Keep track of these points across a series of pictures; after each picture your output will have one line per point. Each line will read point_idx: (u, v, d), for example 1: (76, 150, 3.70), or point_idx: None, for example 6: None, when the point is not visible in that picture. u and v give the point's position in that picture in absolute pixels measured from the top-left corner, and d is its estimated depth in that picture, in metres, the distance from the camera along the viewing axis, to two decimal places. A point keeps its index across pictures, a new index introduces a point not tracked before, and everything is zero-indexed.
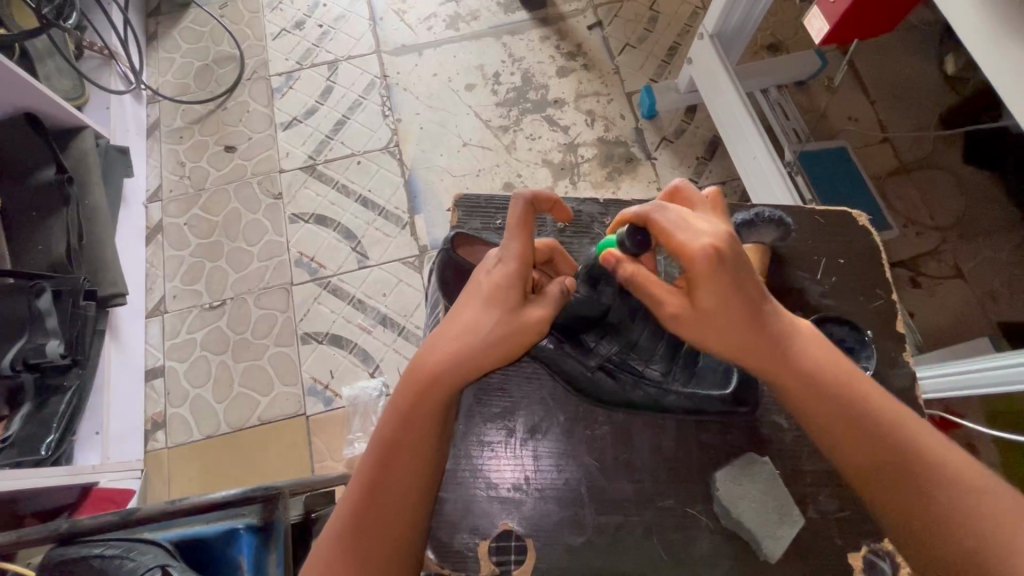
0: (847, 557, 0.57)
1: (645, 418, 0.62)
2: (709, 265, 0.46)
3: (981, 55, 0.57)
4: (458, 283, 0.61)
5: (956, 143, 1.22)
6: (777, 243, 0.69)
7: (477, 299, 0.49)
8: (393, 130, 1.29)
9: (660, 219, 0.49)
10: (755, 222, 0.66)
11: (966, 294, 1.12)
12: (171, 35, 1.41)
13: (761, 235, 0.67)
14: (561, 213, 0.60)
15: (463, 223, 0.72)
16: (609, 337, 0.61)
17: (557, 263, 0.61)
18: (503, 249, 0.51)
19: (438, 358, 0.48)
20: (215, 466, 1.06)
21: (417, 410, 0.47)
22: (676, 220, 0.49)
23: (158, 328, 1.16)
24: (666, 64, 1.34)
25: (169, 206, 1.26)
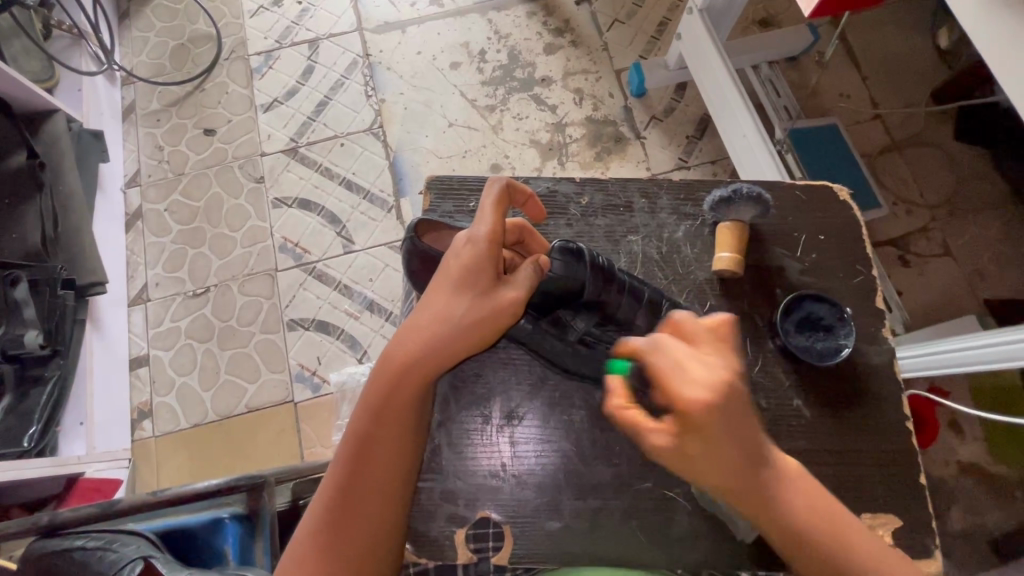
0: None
1: None
2: (710, 416, 0.38)
3: (973, 27, 0.55)
4: (426, 271, 0.60)
5: (948, 118, 1.20)
6: (755, 220, 0.68)
7: (447, 284, 0.48)
8: (376, 111, 1.26)
9: (658, 363, 0.39)
10: (733, 198, 0.65)
11: (954, 272, 1.12)
12: (143, 14, 1.36)
13: (740, 213, 0.66)
14: (535, 211, 0.60)
15: (437, 205, 0.70)
16: (585, 312, 0.60)
17: (528, 242, 0.60)
18: (471, 232, 0.50)
19: (410, 348, 0.47)
20: (203, 454, 1.05)
21: (390, 402, 0.47)
22: (673, 366, 0.39)
23: (141, 317, 1.14)
24: (656, 40, 1.31)
25: (148, 191, 1.23)
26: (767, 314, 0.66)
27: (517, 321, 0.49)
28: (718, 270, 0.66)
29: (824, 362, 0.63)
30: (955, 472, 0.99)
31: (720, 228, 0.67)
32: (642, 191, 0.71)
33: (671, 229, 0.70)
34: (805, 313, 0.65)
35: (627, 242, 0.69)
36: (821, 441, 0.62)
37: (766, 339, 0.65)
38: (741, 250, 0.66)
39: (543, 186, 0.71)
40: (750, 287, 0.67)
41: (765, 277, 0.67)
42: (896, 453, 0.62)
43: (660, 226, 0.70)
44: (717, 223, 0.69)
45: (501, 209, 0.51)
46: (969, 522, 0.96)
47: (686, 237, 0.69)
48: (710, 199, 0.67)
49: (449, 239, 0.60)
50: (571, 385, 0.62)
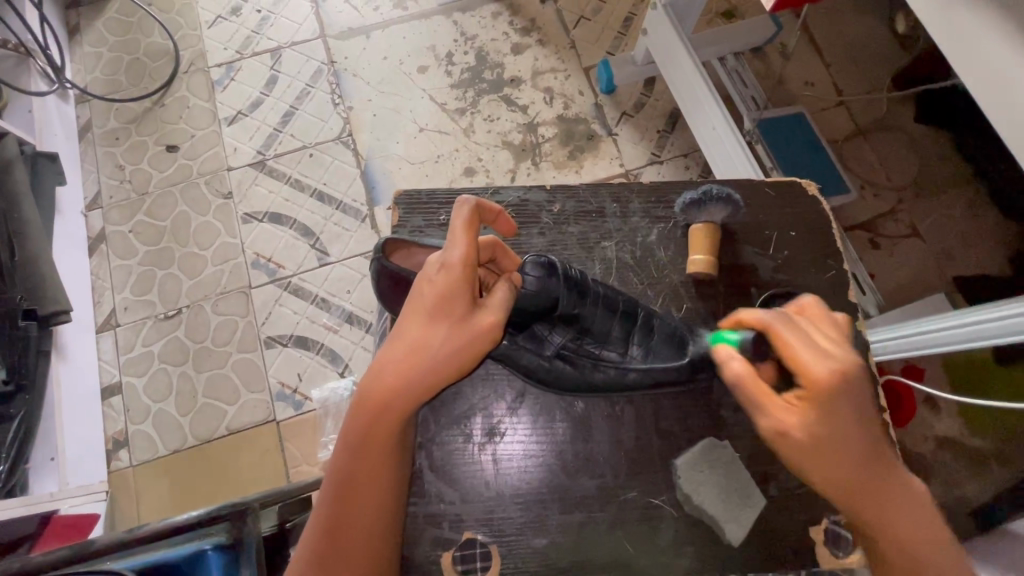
0: (810, 531, 0.58)
1: (603, 410, 0.61)
2: (835, 386, 0.44)
3: (931, 24, 0.56)
4: (396, 292, 0.59)
5: (909, 102, 1.23)
6: (727, 220, 0.69)
7: (422, 312, 0.47)
8: (344, 118, 1.24)
9: (788, 337, 0.46)
10: (705, 200, 0.65)
11: (923, 252, 1.15)
12: (95, 28, 1.31)
13: (711, 213, 0.66)
14: (504, 225, 0.60)
15: (406, 221, 0.69)
16: (560, 326, 0.60)
17: (500, 260, 0.59)
18: (444, 256, 0.49)
19: (387, 382, 0.45)
20: (185, 481, 1.02)
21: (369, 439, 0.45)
22: (805, 340, 0.46)
23: (111, 343, 1.10)
24: (622, 36, 1.31)
25: (110, 212, 1.19)
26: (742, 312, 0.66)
27: (497, 345, 0.48)
28: (693, 272, 0.66)
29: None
30: (934, 448, 1.02)
31: (693, 231, 0.67)
32: (612, 195, 0.71)
33: (645, 233, 0.69)
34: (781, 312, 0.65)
35: (601, 249, 0.69)
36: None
37: None
38: (714, 251, 0.66)
39: (515, 197, 0.70)
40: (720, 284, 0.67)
41: (732, 274, 0.68)
42: None
43: (634, 231, 0.69)
44: (689, 224, 0.69)
45: (473, 229, 0.50)
46: (948, 496, 0.99)
47: (660, 241, 0.69)
48: (682, 202, 0.67)
49: (419, 257, 0.60)
50: (550, 398, 0.62)
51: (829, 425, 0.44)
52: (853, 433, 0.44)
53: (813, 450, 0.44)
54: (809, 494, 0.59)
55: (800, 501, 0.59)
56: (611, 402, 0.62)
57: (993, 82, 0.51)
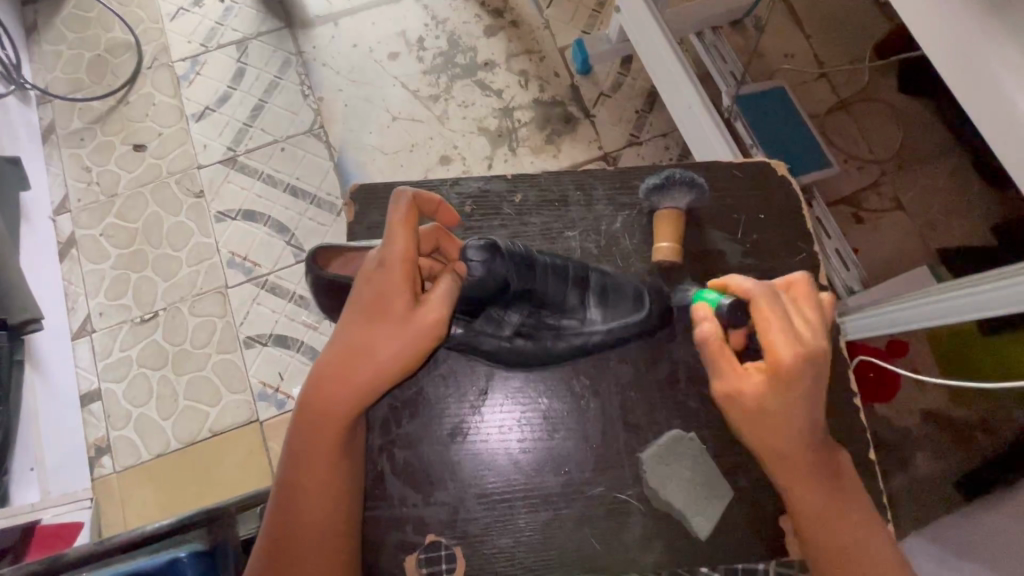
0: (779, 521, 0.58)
1: (568, 405, 0.61)
2: (797, 363, 0.46)
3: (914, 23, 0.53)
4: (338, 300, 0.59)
5: (890, 72, 1.21)
6: (691, 206, 0.66)
7: (361, 313, 0.47)
8: (315, 110, 1.21)
9: (768, 308, 0.48)
10: (668, 184, 0.64)
11: (905, 225, 1.14)
12: (53, 25, 1.27)
13: (675, 200, 0.64)
14: (445, 212, 0.58)
15: (363, 218, 0.67)
16: (516, 305, 0.58)
17: (445, 248, 0.59)
18: (383, 254, 0.48)
19: (326, 385, 0.46)
20: (168, 485, 1.02)
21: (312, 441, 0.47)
22: (784, 312, 0.48)
23: (88, 350, 1.09)
24: (597, 14, 1.27)
25: (80, 216, 1.16)
26: None
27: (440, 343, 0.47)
28: (659, 260, 0.64)
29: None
30: (918, 422, 1.02)
31: (658, 218, 0.64)
32: (577, 181, 0.68)
33: (609, 221, 0.67)
34: None
35: (565, 239, 0.66)
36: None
37: None
38: (680, 238, 0.64)
39: (474, 187, 0.67)
40: (688, 271, 0.65)
41: (701, 261, 0.65)
42: (845, 426, 0.62)
43: (598, 219, 0.67)
44: (654, 210, 0.66)
45: (409, 221, 0.49)
46: (932, 469, 0.99)
47: (625, 228, 0.67)
48: (645, 187, 0.65)
49: (356, 262, 0.59)
50: (514, 395, 0.61)
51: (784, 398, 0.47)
52: (800, 411, 0.48)
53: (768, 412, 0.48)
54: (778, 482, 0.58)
55: (769, 489, 0.58)
56: (575, 395, 0.61)
57: (960, 53, 0.49)
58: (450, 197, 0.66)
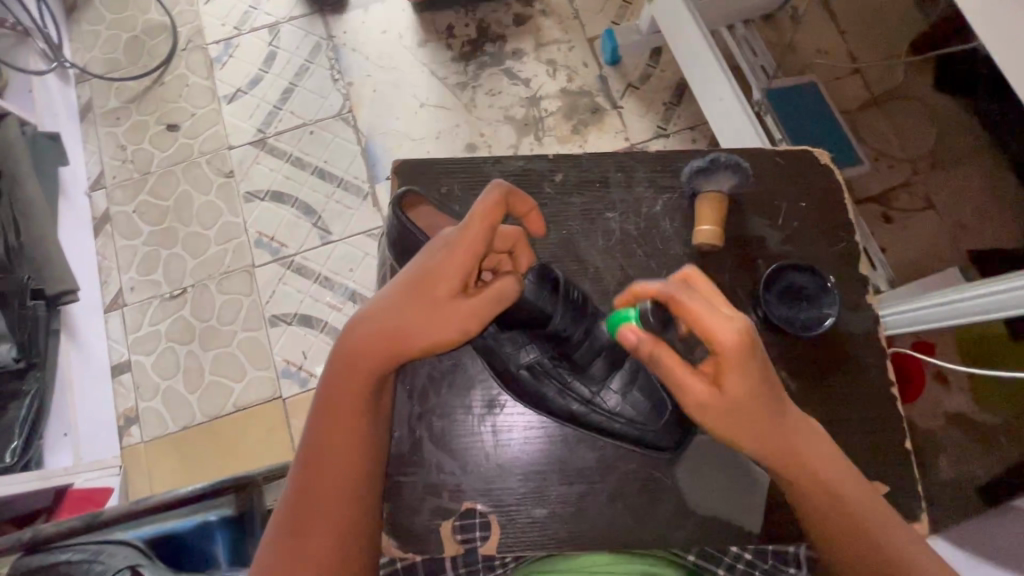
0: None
1: None
2: (741, 349, 0.41)
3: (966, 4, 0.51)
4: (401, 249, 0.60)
5: (927, 69, 1.19)
6: (736, 190, 0.66)
7: (410, 283, 0.48)
8: (344, 94, 1.22)
9: (688, 302, 0.41)
10: (713, 167, 0.63)
11: (937, 225, 1.12)
12: (92, 6, 1.30)
13: (719, 183, 0.64)
14: (534, 223, 0.55)
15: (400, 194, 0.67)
16: (542, 340, 0.58)
17: (517, 255, 0.56)
18: (449, 235, 0.48)
19: (363, 342, 0.48)
20: (194, 456, 1.04)
21: (342, 402, 0.49)
22: (702, 302, 0.42)
23: (119, 323, 1.12)
24: (628, 5, 1.27)
25: (114, 192, 1.19)
26: (749, 286, 0.64)
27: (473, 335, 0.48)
28: (700, 244, 0.64)
29: (808, 333, 0.62)
30: (944, 424, 1.00)
31: (699, 201, 0.65)
32: (616, 164, 0.68)
33: (649, 204, 0.67)
34: (790, 285, 0.63)
35: (604, 220, 0.66)
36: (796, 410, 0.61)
37: (747, 311, 0.63)
38: (722, 222, 0.64)
39: (517, 165, 0.68)
40: (726, 256, 0.65)
41: (740, 247, 0.65)
42: (876, 416, 0.62)
43: (637, 202, 0.67)
44: (695, 194, 0.66)
45: (486, 215, 0.47)
46: (957, 471, 0.98)
47: (665, 211, 0.67)
48: (688, 170, 0.65)
49: (431, 215, 0.61)
50: None
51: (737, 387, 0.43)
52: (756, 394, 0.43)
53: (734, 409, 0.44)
54: None
55: None
56: None
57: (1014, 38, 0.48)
58: (493, 175, 0.67)
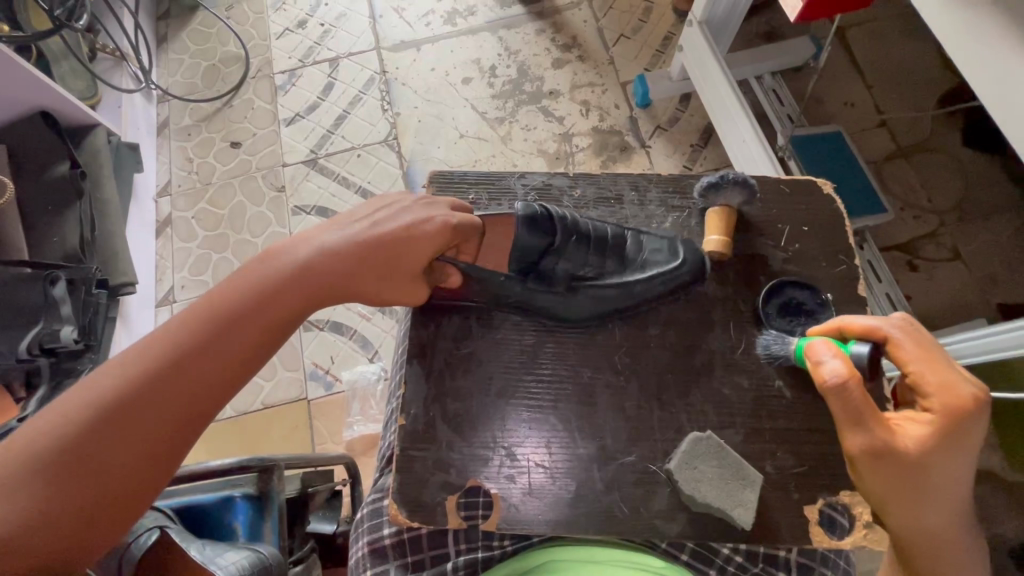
0: (803, 509, 0.57)
1: (607, 381, 0.62)
2: (968, 411, 0.48)
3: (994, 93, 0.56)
4: None
5: (954, 124, 1.21)
6: (744, 207, 0.68)
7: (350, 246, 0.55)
8: (392, 123, 1.33)
9: (905, 352, 0.51)
10: (721, 184, 0.65)
11: (963, 276, 1.11)
12: (180, 38, 1.46)
13: (728, 197, 0.66)
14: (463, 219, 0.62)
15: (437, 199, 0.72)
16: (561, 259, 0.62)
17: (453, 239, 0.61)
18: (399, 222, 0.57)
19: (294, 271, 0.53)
20: (219, 445, 1.10)
21: (217, 341, 0.49)
22: (921, 357, 0.51)
23: (167, 317, 1.21)
24: (660, 54, 1.35)
25: (177, 200, 1.31)
26: (750, 299, 0.65)
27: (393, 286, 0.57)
28: (707, 253, 0.65)
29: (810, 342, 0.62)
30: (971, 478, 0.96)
31: (708, 215, 0.67)
32: (632, 184, 0.71)
33: (658, 220, 0.69)
34: (790, 297, 0.64)
35: None
36: (801, 418, 0.60)
37: (749, 326, 0.63)
38: (729, 234, 0.66)
39: (539, 180, 0.72)
40: (732, 272, 0.66)
41: (744, 263, 0.66)
42: None
43: (648, 218, 0.70)
44: (706, 210, 0.69)
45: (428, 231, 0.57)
46: None
47: (674, 228, 0.69)
48: (700, 186, 0.67)
49: None
50: (560, 367, 0.62)
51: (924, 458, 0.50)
52: (947, 465, 0.48)
53: (919, 459, 0.48)
54: (808, 475, 0.58)
55: (797, 484, 0.57)
56: (617, 372, 0.62)
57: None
58: (516, 187, 0.72)
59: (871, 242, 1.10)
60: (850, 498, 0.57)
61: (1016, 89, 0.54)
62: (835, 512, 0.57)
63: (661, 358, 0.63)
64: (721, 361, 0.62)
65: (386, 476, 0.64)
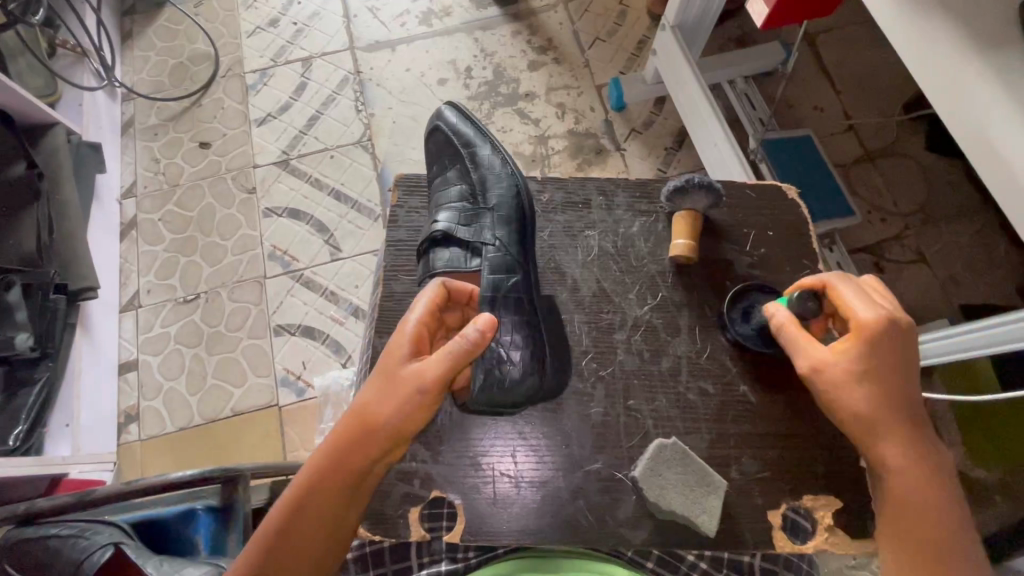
0: (766, 513, 0.57)
1: (573, 388, 0.61)
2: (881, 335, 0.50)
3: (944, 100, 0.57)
4: (402, 257, 0.67)
5: (916, 130, 1.24)
6: (710, 211, 0.68)
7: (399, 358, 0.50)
8: (366, 124, 1.31)
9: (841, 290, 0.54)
10: (688, 187, 0.65)
11: (925, 278, 1.14)
12: (147, 34, 1.42)
13: (694, 202, 0.66)
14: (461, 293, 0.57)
15: (403, 202, 0.70)
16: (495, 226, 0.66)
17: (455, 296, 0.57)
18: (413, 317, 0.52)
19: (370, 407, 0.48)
20: (187, 454, 1.07)
21: (319, 499, 0.47)
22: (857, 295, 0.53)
23: (133, 323, 1.17)
24: (635, 57, 1.36)
25: (143, 201, 1.27)
26: (715, 305, 0.65)
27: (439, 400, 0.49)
28: (673, 256, 0.66)
29: (770, 348, 0.61)
30: None
31: (674, 218, 0.67)
32: (599, 188, 0.71)
33: (626, 225, 0.69)
34: (755, 302, 0.65)
35: (584, 237, 0.68)
36: (766, 423, 0.60)
37: (714, 331, 0.64)
38: (696, 236, 0.66)
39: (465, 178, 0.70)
40: (697, 277, 0.66)
41: (709, 269, 0.66)
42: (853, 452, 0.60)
43: (616, 222, 0.69)
44: (672, 213, 0.69)
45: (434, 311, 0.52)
46: None
47: (641, 233, 0.69)
48: (666, 190, 0.67)
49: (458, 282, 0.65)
50: None
51: (880, 390, 0.49)
52: (884, 390, 0.49)
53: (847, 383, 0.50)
54: (771, 478, 0.58)
55: (761, 488, 0.58)
56: (584, 378, 0.62)
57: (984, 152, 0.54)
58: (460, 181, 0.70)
59: (839, 245, 1.12)
60: (812, 501, 0.57)
61: (963, 97, 0.55)
62: (798, 515, 0.59)
63: (628, 363, 0.63)
64: (687, 366, 0.62)
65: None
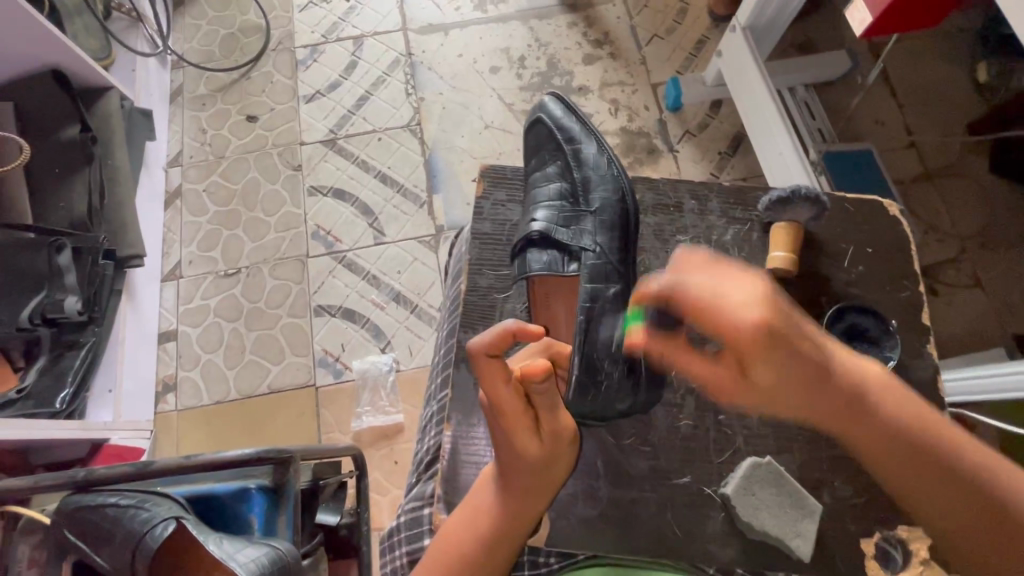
0: (859, 542, 0.56)
1: (664, 398, 0.60)
2: None
3: None
4: (492, 250, 0.68)
5: (984, 151, 1.20)
6: (810, 224, 0.66)
7: (525, 440, 0.48)
8: (415, 108, 1.29)
9: None
10: (791, 198, 0.64)
11: (981, 305, 1.11)
12: (198, 2, 1.41)
13: (797, 213, 0.64)
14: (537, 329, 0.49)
15: (489, 193, 0.71)
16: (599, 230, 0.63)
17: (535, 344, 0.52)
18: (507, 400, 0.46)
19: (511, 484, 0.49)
20: (224, 428, 1.07)
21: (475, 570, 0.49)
22: None
23: (173, 293, 1.17)
24: (693, 57, 1.32)
25: (189, 171, 1.26)
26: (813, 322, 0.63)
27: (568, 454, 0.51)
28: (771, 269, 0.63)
29: None
30: None
31: (773, 229, 0.65)
32: (693, 192, 0.69)
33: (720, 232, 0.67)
34: (852, 324, 0.63)
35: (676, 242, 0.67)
36: None
37: None
38: (795, 250, 0.64)
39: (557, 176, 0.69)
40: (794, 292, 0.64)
41: (807, 284, 0.65)
42: None
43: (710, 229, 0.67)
44: (770, 223, 0.66)
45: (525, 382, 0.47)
46: None
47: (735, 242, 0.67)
48: (767, 199, 0.65)
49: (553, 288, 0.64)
50: None
51: None
52: None
53: None
54: (864, 506, 0.57)
55: (853, 515, 0.56)
56: (674, 388, 0.61)
57: None
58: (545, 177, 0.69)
59: None
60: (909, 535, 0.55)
61: None
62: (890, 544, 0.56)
63: None
64: None
65: (427, 484, 0.62)
